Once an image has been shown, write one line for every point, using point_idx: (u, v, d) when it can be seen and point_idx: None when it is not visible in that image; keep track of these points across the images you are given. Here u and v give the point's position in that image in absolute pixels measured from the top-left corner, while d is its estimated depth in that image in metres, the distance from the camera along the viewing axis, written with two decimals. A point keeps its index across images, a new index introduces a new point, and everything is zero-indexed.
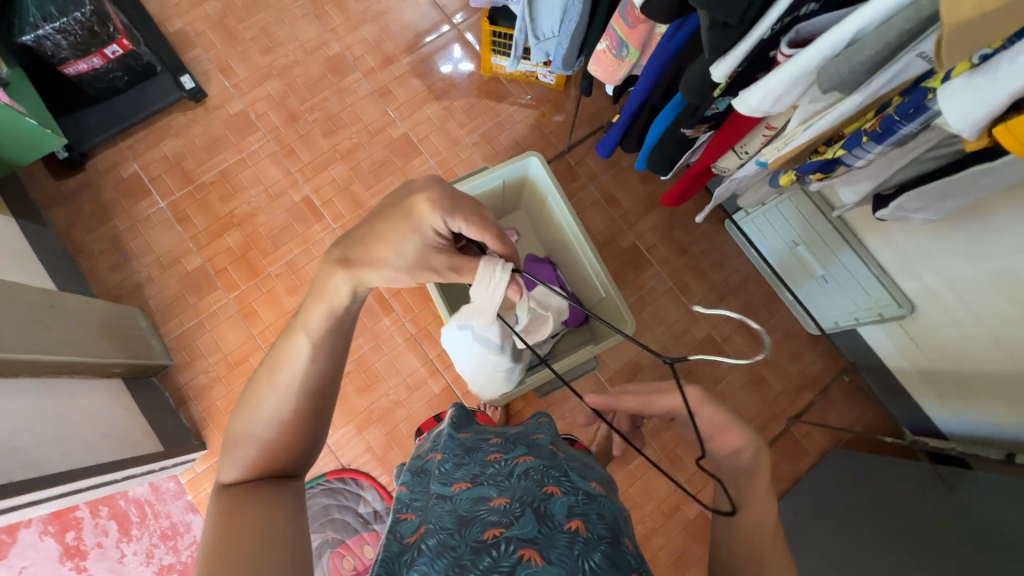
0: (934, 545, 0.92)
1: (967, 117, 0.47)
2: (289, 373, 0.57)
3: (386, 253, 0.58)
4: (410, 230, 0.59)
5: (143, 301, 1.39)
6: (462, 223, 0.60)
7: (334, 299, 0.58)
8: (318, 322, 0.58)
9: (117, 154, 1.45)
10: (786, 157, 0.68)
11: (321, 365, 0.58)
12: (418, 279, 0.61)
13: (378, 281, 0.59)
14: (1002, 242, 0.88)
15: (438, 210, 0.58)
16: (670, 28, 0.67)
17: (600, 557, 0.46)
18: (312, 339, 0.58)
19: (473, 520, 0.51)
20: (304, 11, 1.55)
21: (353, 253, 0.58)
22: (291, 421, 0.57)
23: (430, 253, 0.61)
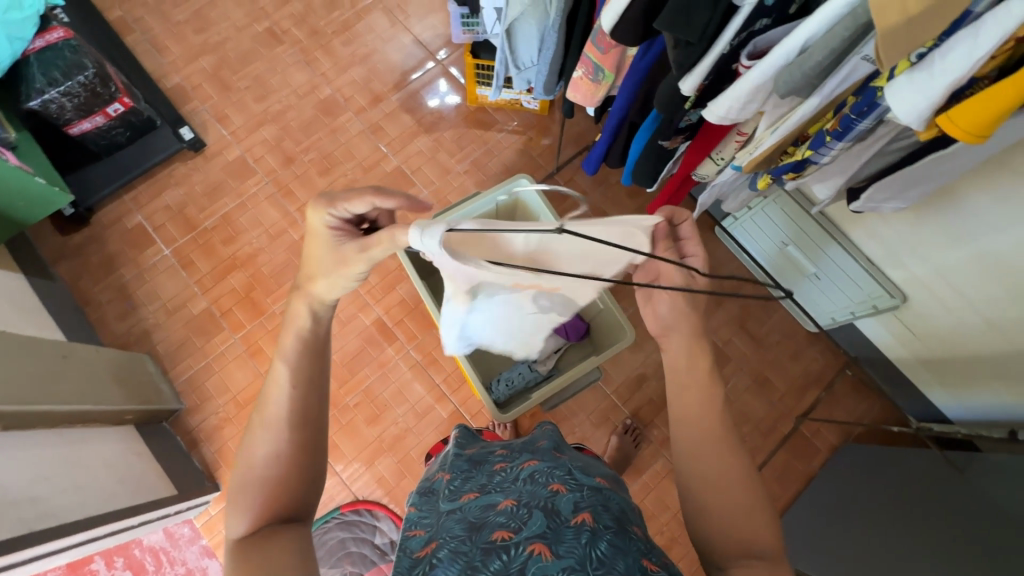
0: (955, 531, 0.92)
1: (913, 109, 0.52)
2: (276, 406, 0.60)
3: (313, 266, 0.62)
4: (319, 240, 0.62)
5: (151, 347, 1.41)
6: (341, 207, 0.60)
7: (297, 320, 0.64)
8: (290, 346, 0.63)
9: (121, 207, 1.50)
10: (758, 160, 0.72)
11: (302, 389, 0.61)
12: (348, 272, 0.60)
13: (325, 291, 0.63)
14: (982, 225, 0.92)
15: (318, 210, 0.61)
16: (640, 49, 0.72)
17: (606, 546, 0.48)
18: (289, 364, 0.62)
19: (483, 525, 0.52)
20: (295, 59, 1.62)
21: (303, 283, 0.64)
22: (288, 453, 0.59)
23: (340, 247, 0.61)
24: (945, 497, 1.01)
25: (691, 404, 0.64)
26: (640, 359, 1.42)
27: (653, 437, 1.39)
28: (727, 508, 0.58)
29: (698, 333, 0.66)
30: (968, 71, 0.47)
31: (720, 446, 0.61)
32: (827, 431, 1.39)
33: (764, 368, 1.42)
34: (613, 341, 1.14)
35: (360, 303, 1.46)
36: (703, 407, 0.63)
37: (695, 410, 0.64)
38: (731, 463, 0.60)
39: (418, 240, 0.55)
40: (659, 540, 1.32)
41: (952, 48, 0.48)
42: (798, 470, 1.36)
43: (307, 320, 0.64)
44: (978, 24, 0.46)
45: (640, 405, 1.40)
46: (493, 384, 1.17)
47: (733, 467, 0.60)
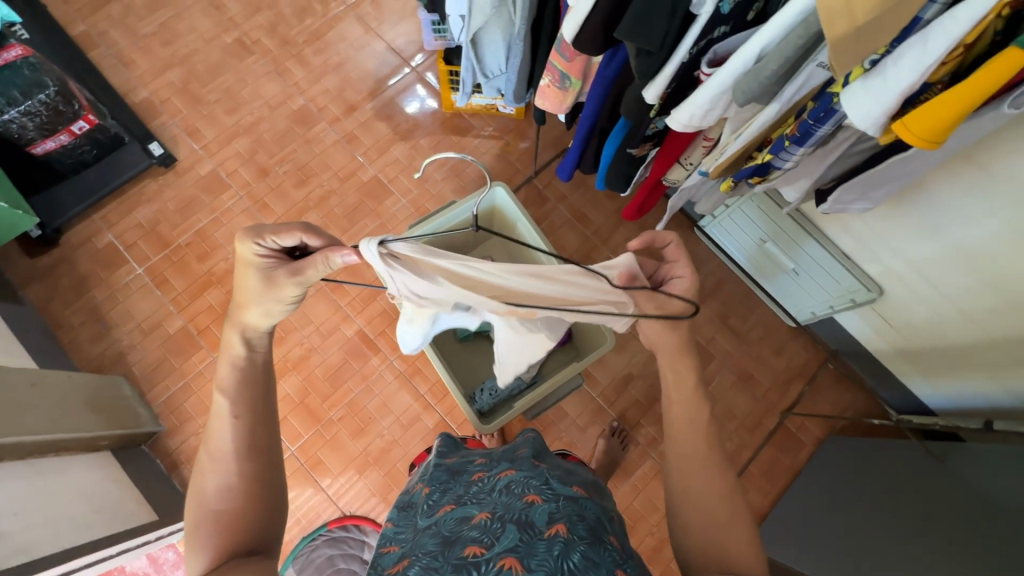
0: (939, 520, 0.93)
1: (869, 116, 0.52)
2: (220, 440, 0.59)
3: (243, 294, 0.62)
4: (245, 270, 0.62)
5: (127, 368, 1.38)
6: (270, 237, 0.61)
7: (233, 350, 0.64)
8: (225, 377, 0.62)
9: (91, 226, 1.47)
10: (723, 165, 0.73)
11: (246, 419, 0.61)
12: (281, 297, 0.61)
13: (258, 317, 0.63)
14: (951, 217, 0.93)
15: (246, 242, 0.61)
16: (604, 58, 0.72)
17: (579, 557, 0.48)
18: (228, 397, 0.61)
19: (457, 540, 0.51)
20: (266, 69, 1.60)
21: (232, 313, 0.63)
22: (240, 485, 0.58)
23: (270, 275, 0.61)
24: (926, 489, 1.02)
25: (681, 415, 0.64)
26: (624, 360, 1.43)
27: (640, 437, 1.39)
28: (706, 519, 0.59)
29: (676, 347, 0.66)
30: (921, 77, 0.48)
31: (706, 461, 0.62)
32: (812, 425, 1.40)
33: (748, 365, 1.42)
34: (594, 346, 1.15)
35: (341, 315, 1.44)
36: (692, 421, 0.63)
37: (678, 424, 0.64)
38: (716, 478, 0.61)
39: (353, 257, 0.59)
40: (650, 542, 1.32)
41: (903, 54, 0.48)
42: (785, 465, 1.37)
43: (241, 349, 0.64)
44: (927, 31, 0.46)
45: (627, 407, 1.40)
46: (476, 394, 1.16)
47: (718, 482, 0.60)
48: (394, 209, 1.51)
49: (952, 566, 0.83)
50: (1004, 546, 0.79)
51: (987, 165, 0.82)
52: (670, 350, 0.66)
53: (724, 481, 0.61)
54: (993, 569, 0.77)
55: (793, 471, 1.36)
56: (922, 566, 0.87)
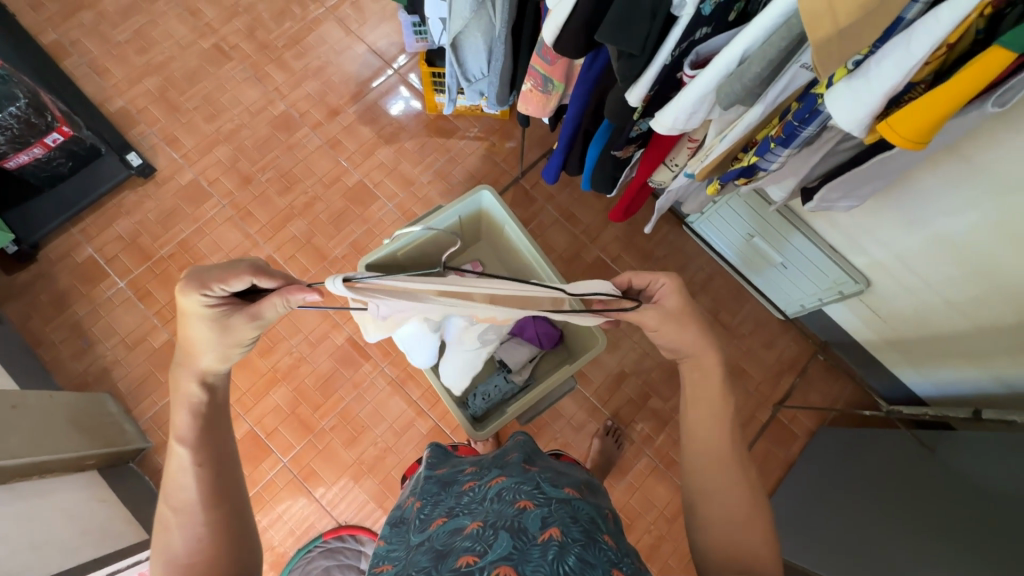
0: (932, 508, 0.93)
1: (854, 116, 0.52)
2: (183, 492, 0.57)
3: (193, 344, 0.59)
4: (189, 319, 0.59)
5: (111, 385, 1.35)
6: (218, 285, 0.58)
7: (190, 396, 0.61)
8: (183, 424, 0.60)
9: (69, 240, 1.43)
10: (709, 167, 0.72)
11: (210, 465, 0.59)
12: (237, 340, 0.59)
13: (213, 363, 0.60)
14: (935, 208, 0.93)
15: (190, 292, 0.58)
16: (586, 60, 0.71)
17: (575, 559, 0.47)
18: (189, 445, 0.59)
19: (449, 552, 0.50)
20: (245, 75, 1.57)
21: (180, 364, 0.61)
22: (210, 532, 0.56)
23: (222, 322, 0.59)
24: (918, 477, 1.03)
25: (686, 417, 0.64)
26: (617, 359, 1.42)
27: (635, 435, 1.39)
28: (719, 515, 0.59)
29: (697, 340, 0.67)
30: (904, 78, 0.48)
31: (715, 460, 0.61)
32: (804, 417, 1.41)
33: (739, 359, 1.42)
34: (586, 347, 1.14)
35: (330, 323, 1.42)
36: (710, 422, 0.64)
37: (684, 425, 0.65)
38: (725, 478, 0.60)
39: (317, 296, 0.58)
40: (647, 539, 1.32)
41: (886, 55, 0.48)
42: (779, 457, 1.38)
43: (199, 394, 0.61)
44: (909, 32, 0.46)
45: (620, 405, 1.40)
46: (469, 399, 1.16)
47: (727, 482, 0.60)
48: (380, 213, 1.49)
49: (946, 554, 0.83)
50: (997, 533, 0.80)
51: (970, 157, 0.83)
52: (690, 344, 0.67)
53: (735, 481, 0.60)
54: (986, 557, 0.78)
55: (786, 463, 1.37)
56: (916, 554, 0.87)
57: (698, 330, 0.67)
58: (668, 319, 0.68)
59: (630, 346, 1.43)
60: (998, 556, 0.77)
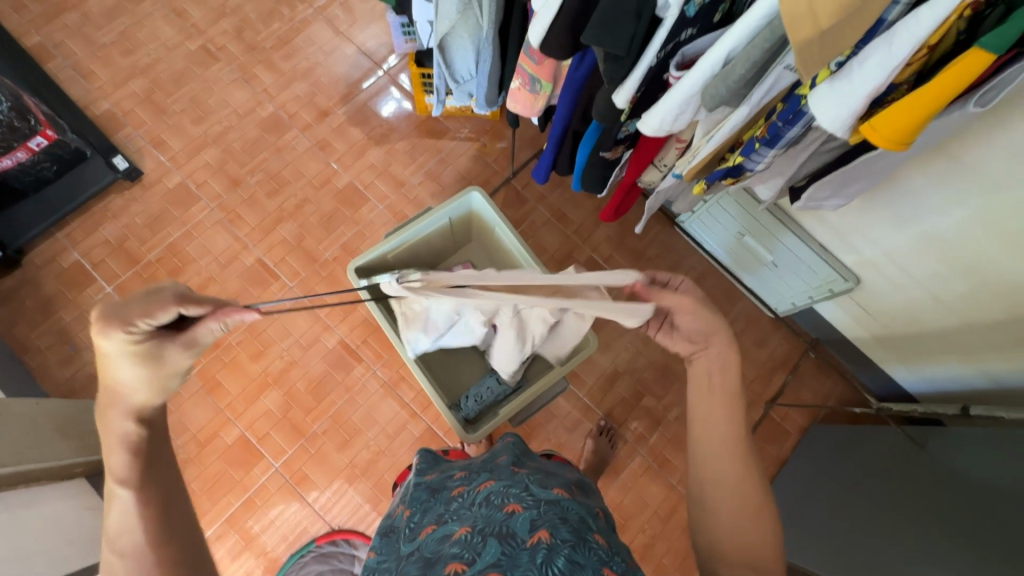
0: (923, 505, 0.94)
1: (837, 118, 0.52)
2: (128, 534, 0.48)
3: (119, 385, 0.50)
4: (110, 358, 0.50)
5: (99, 391, 1.33)
6: (140, 317, 0.49)
7: (124, 436, 0.50)
8: (120, 462, 0.50)
9: (55, 245, 1.41)
10: (696, 167, 0.73)
11: (159, 501, 0.50)
12: (173, 372, 0.51)
13: (149, 400, 0.51)
14: (923, 206, 0.94)
15: (106, 330, 0.49)
16: (573, 61, 0.71)
17: (564, 561, 0.47)
18: (132, 485, 0.50)
19: (437, 561, 0.50)
20: (233, 77, 1.56)
21: (104, 409, 0.51)
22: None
23: (152, 356, 0.50)
24: (908, 473, 1.03)
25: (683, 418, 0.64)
26: (609, 358, 1.43)
27: (628, 434, 1.39)
28: (720, 510, 0.58)
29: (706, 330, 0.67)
30: (886, 78, 0.48)
31: (714, 453, 0.60)
32: (796, 414, 1.41)
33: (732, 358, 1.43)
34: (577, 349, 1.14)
35: (322, 325, 1.41)
36: (706, 417, 0.62)
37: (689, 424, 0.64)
38: (723, 472, 0.59)
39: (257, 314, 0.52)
40: (642, 538, 1.33)
41: (868, 56, 0.48)
42: (771, 455, 1.38)
43: (137, 431, 0.51)
44: (890, 34, 0.46)
45: (614, 405, 1.40)
46: (462, 401, 1.16)
47: (727, 475, 0.59)
48: (371, 215, 1.49)
49: (935, 550, 0.84)
50: (988, 530, 0.81)
51: (956, 156, 0.84)
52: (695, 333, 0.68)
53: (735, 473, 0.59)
54: (977, 553, 0.79)
55: (779, 461, 1.38)
56: (908, 551, 0.88)
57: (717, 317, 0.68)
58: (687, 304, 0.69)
59: (623, 345, 1.43)
60: (996, 554, 0.76)
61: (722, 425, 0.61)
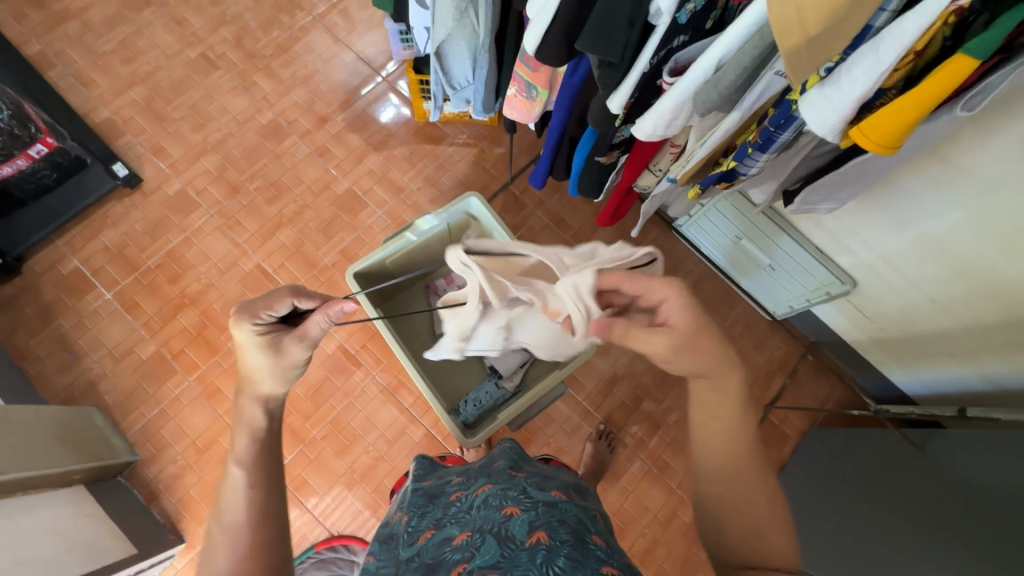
0: (922, 507, 0.94)
1: (826, 122, 0.53)
2: (233, 512, 0.58)
3: (251, 371, 0.63)
4: (245, 350, 0.63)
5: (98, 398, 1.34)
6: (265, 311, 0.63)
7: (252, 421, 0.63)
8: (243, 447, 0.61)
9: (55, 252, 1.42)
10: (690, 172, 0.73)
11: (261, 488, 0.60)
12: (291, 361, 0.62)
13: (272, 387, 0.63)
14: (919, 209, 0.95)
15: (241, 323, 0.63)
16: (568, 68, 0.72)
17: (564, 559, 0.47)
18: (245, 468, 0.60)
19: (440, 567, 0.50)
20: (232, 84, 1.57)
21: (244, 393, 0.64)
22: (250, 559, 0.55)
23: (273, 344, 0.62)
24: (908, 476, 1.03)
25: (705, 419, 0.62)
26: (608, 363, 1.43)
27: (628, 439, 1.39)
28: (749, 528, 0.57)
29: (716, 362, 0.60)
30: (874, 84, 0.49)
31: (744, 469, 0.58)
32: (795, 417, 1.41)
33: None
34: (575, 352, 1.14)
35: None
36: (730, 430, 0.60)
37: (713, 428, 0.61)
38: (754, 488, 0.58)
39: (352, 306, 0.59)
40: (642, 542, 1.32)
41: (856, 63, 0.49)
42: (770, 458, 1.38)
43: (261, 419, 0.63)
44: (877, 41, 0.47)
45: (613, 409, 1.40)
46: (460, 406, 1.16)
47: (759, 493, 0.58)
48: (370, 221, 1.49)
49: (933, 551, 0.84)
50: (991, 531, 0.80)
51: (950, 159, 0.85)
52: (707, 367, 0.60)
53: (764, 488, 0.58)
54: (977, 556, 0.78)
55: (778, 464, 1.38)
56: (906, 554, 0.88)
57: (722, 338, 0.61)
58: (680, 348, 0.60)
59: (621, 349, 1.43)
60: (996, 558, 0.76)
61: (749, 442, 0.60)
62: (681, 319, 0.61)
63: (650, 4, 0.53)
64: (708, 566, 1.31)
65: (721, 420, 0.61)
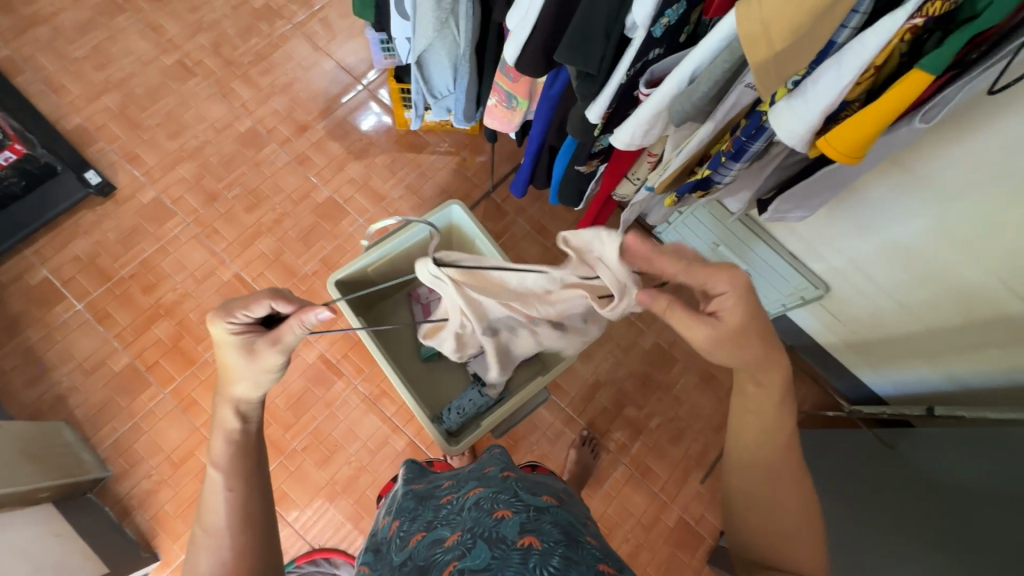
0: (895, 502, 0.97)
1: (795, 133, 0.55)
2: (215, 516, 0.58)
3: (224, 373, 0.62)
4: (221, 349, 0.62)
5: (68, 413, 1.29)
6: (240, 310, 0.62)
7: (226, 424, 0.62)
8: (220, 450, 0.61)
9: (22, 262, 1.38)
10: (667, 181, 0.75)
11: (241, 489, 0.60)
12: (265, 365, 0.61)
13: (246, 390, 0.62)
14: (885, 216, 0.98)
15: (217, 322, 0.62)
16: (547, 79, 0.74)
17: (558, 560, 0.48)
18: (222, 470, 0.60)
19: (431, 567, 0.51)
20: (210, 91, 1.55)
21: (217, 394, 0.63)
22: (234, 560, 0.56)
23: (246, 346, 0.61)
24: (880, 474, 1.06)
25: (741, 416, 0.62)
26: (590, 368, 1.44)
27: (611, 443, 1.40)
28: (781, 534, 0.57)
29: (759, 355, 0.59)
30: (838, 96, 0.51)
31: (780, 470, 0.58)
32: None
33: (710, 366, 1.45)
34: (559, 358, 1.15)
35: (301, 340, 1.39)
36: (763, 430, 0.60)
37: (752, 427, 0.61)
38: (787, 493, 0.58)
39: (329, 313, 0.60)
40: (627, 547, 1.33)
41: (821, 76, 0.51)
42: None
43: (235, 423, 0.62)
44: (840, 56, 0.50)
45: (595, 414, 1.41)
46: (444, 414, 1.15)
47: (795, 496, 0.58)
48: (351, 229, 1.48)
49: (905, 545, 0.87)
50: (962, 525, 0.83)
51: (913, 168, 0.88)
52: (750, 358, 0.60)
53: (800, 493, 0.58)
54: (947, 552, 0.81)
55: None
56: (880, 550, 0.90)
57: (766, 334, 0.60)
58: (721, 335, 0.59)
59: (603, 355, 1.45)
60: (966, 555, 0.78)
61: (787, 444, 0.59)
62: (736, 300, 0.59)
63: (626, 17, 0.55)
64: (691, 569, 1.33)
65: (751, 421, 0.61)
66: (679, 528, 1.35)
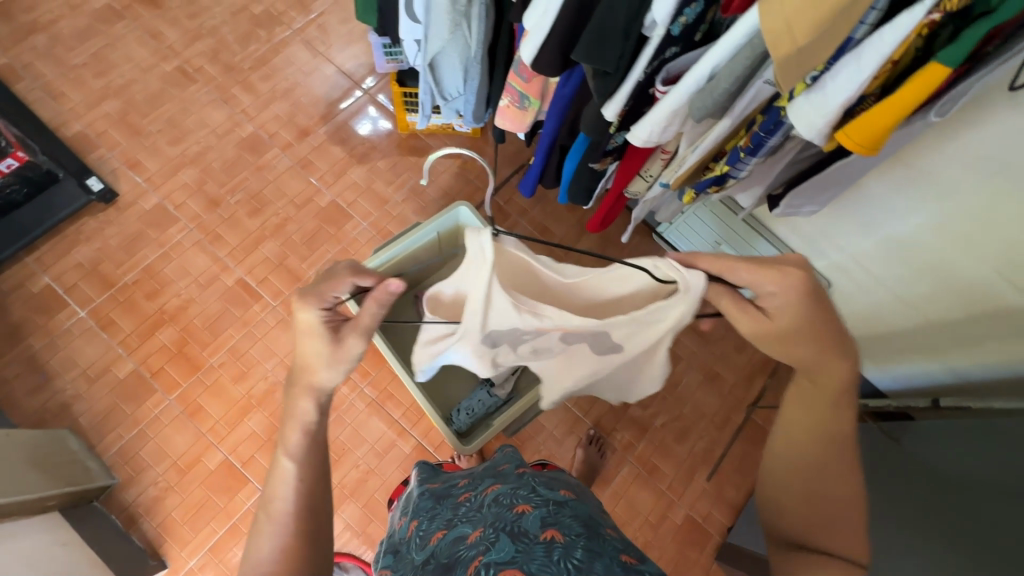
0: (901, 494, 0.98)
1: (813, 126, 0.57)
2: (282, 502, 0.59)
3: (309, 359, 0.63)
4: (308, 334, 0.63)
5: (72, 420, 1.28)
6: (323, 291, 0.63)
7: (303, 416, 0.63)
8: (297, 441, 0.62)
9: (24, 270, 1.37)
10: (683, 176, 0.76)
11: (303, 479, 0.61)
12: (348, 351, 0.62)
13: (326, 376, 0.63)
14: (885, 211, 1.00)
15: (303, 306, 0.63)
16: (560, 78, 0.75)
17: (582, 552, 0.48)
18: (294, 460, 0.62)
19: (455, 565, 0.51)
20: (210, 97, 1.55)
21: (298, 379, 0.64)
22: (292, 545, 0.57)
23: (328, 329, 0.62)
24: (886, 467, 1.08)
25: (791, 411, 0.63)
26: None
27: (617, 442, 1.41)
28: (821, 522, 0.57)
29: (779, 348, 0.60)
30: (856, 90, 0.53)
31: (829, 462, 0.59)
32: None
33: (713, 364, 1.46)
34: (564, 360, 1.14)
35: None
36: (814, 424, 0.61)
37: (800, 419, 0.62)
38: (834, 483, 0.58)
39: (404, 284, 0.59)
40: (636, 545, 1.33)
41: (840, 71, 0.53)
42: (755, 457, 1.41)
43: (312, 415, 0.63)
44: (859, 51, 0.51)
45: (602, 414, 1.42)
46: (453, 415, 1.17)
47: (843, 488, 0.58)
48: (354, 233, 1.48)
49: (913, 536, 0.88)
50: (970, 512, 0.84)
51: (912, 162, 0.91)
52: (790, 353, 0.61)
53: (848, 487, 0.58)
54: (955, 543, 0.82)
55: None
56: (892, 541, 0.91)
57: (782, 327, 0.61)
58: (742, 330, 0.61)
59: None
60: (970, 548, 0.79)
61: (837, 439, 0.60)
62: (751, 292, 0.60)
63: (645, 17, 0.56)
64: (699, 566, 1.33)
65: (800, 417, 0.62)
66: (687, 526, 1.36)
